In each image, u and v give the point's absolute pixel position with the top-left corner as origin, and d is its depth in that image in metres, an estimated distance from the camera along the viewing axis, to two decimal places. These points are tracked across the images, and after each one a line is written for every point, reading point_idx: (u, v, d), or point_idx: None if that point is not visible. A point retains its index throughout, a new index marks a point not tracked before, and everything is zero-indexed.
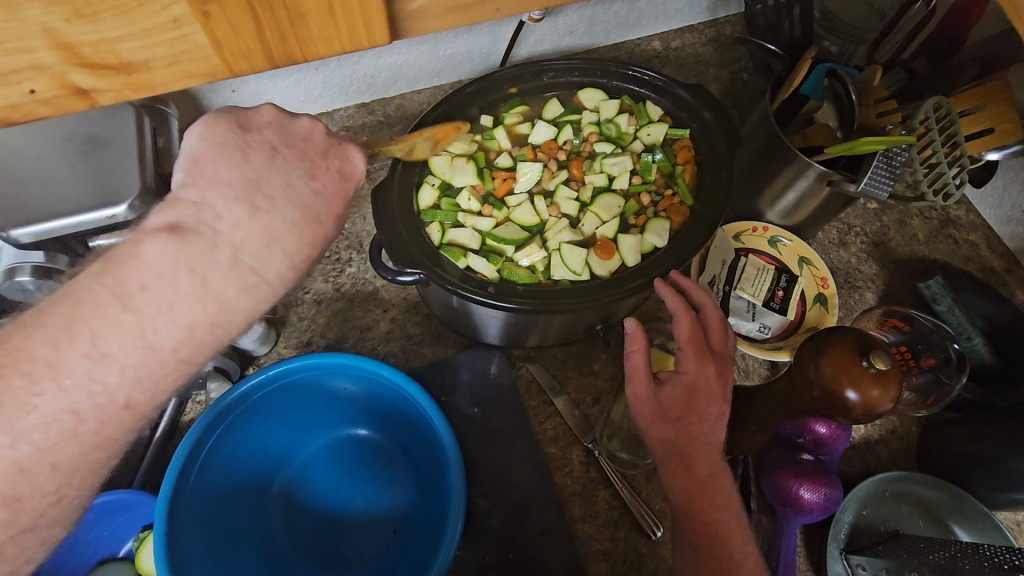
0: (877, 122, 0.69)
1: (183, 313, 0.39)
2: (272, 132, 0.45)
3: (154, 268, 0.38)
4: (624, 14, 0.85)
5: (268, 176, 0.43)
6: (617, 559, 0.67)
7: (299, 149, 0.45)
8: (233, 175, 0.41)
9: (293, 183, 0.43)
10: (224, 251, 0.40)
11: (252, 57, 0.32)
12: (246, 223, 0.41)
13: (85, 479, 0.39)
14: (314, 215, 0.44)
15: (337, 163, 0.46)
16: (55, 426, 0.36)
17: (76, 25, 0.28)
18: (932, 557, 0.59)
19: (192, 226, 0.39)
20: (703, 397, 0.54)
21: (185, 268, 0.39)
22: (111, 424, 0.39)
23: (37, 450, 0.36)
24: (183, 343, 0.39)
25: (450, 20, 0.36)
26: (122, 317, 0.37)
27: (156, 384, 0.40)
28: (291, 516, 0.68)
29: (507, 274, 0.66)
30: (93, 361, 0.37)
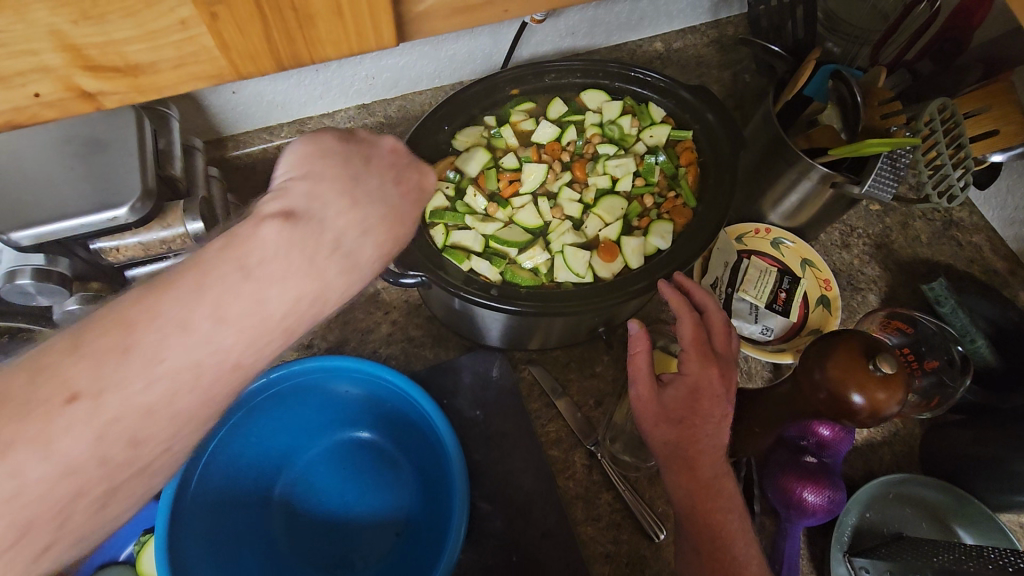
0: (881, 124, 0.69)
1: (291, 292, 0.36)
2: (364, 145, 0.44)
3: (269, 246, 0.36)
4: (626, 15, 0.85)
5: (364, 179, 0.41)
6: (620, 562, 0.67)
7: (386, 160, 0.44)
8: (337, 179, 0.40)
9: (385, 191, 0.42)
10: (329, 236, 0.38)
11: (259, 59, 0.32)
12: (349, 213, 0.39)
13: (191, 434, 0.36)
14: (399, 222, 0.42)
15: (421, 177, 0.45)
16: (175, 380, 0.33)
17: (82, 27, 0.27)
18: (937, 559, 0.58)
19: (304, 212, 0.38)
20: (706, 399, 0.54)
21: (298, 253, 0.36)
22: (222, 380, 0.35)
23: (152, 406, 0.33)
24: (290, 315, 0.37)
25: (457, 22, 0.36)
26: (245, 285, 0.35)
27: (263, 350, 0.36)
28: (292, 521, 0.67)
29: (510, 276, 0.65)
30: (214, 325, 0.34)
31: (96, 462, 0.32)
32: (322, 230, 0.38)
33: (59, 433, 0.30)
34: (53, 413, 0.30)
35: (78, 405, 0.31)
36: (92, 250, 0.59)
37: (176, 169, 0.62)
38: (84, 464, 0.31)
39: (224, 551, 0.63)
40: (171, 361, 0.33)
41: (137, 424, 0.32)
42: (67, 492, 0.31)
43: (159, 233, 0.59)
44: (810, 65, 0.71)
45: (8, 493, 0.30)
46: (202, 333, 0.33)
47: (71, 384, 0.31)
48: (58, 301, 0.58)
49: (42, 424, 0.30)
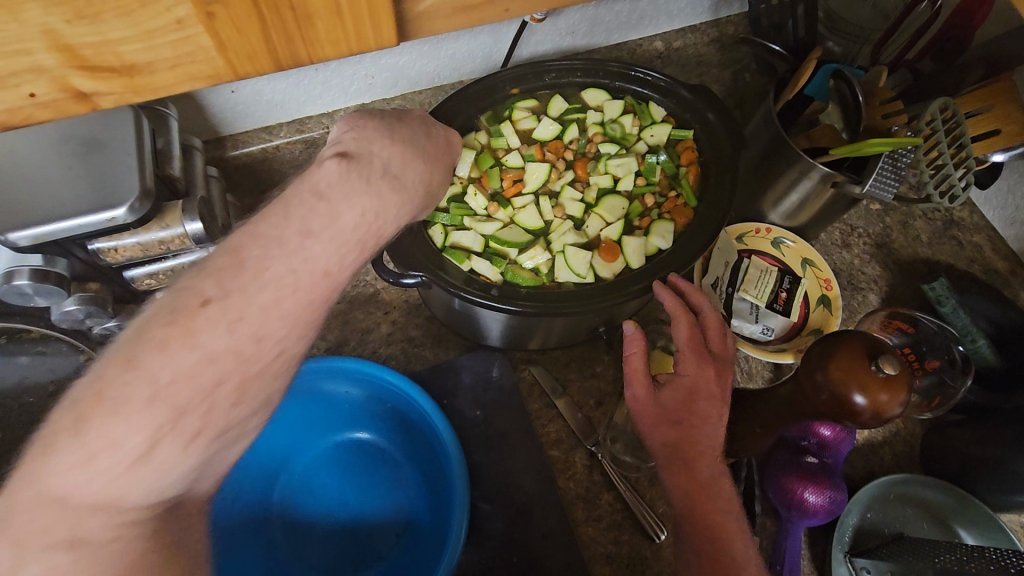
0: (883, 124, 0.69)
1: (361, 209, 0.41)
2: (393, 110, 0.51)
3: (334, 174, 0.41)
4: (626, 15, 0.84)
5: (398, 128, 0.48)
6: (621, 562, 0.67)
7: (413, 120, 0.51)
8: (381, 127, 0.46)
9: (417, 139, 0.49)
10: (380, 165, 0.44)
11: (257, 59, 0.32)
12: (393, 149, 0.45)
13: (299, 338, 0.40)
14: (430, 164, 0.49)
15: (441, 131, 0.53)
16: (281, 282, 0.37)
17: (77, 26, 0.27)
18: (938, 560, 0.58)
19: (356, 151, 0.43)
20: (703, 400, 0.54)
21: (360, 179, 0.42)
22: (316, 288, 0.39)
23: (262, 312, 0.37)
24: (362, 228, 0.41)
25: (458, 21, 0.35)
26: (320, 205, 0.39)
27: (348, 260, 0.41)
28: (291, 523, 0.67)
29: (511, 276, 0.65)
30: (305, 236, 0.39)
31: (229, 355, 0.36)
32: (375, 164, 0.44)
33: (197, 331, 0.35)
34: (193, 315, 0.35)
35: (211, 307, 0.35)
36: (90, 251, 0.58)
37: (175, 169, 0.62)
38: (221, 356, 0.35)
39: (224, 553, 0.63)
40: (278, 264, 0.37)
41: (258, 320, 0.37)
42: (208, 381, 0.35)
43: (158, 233, 0.59)
44: (813, 63, 0.70)
45: (160, 384, 0.34)
46: (295, 241, 0.38)
47: (202, 291, 0.35)
48: (56, 302, 0.58)
49: (186, 322, 0.34)
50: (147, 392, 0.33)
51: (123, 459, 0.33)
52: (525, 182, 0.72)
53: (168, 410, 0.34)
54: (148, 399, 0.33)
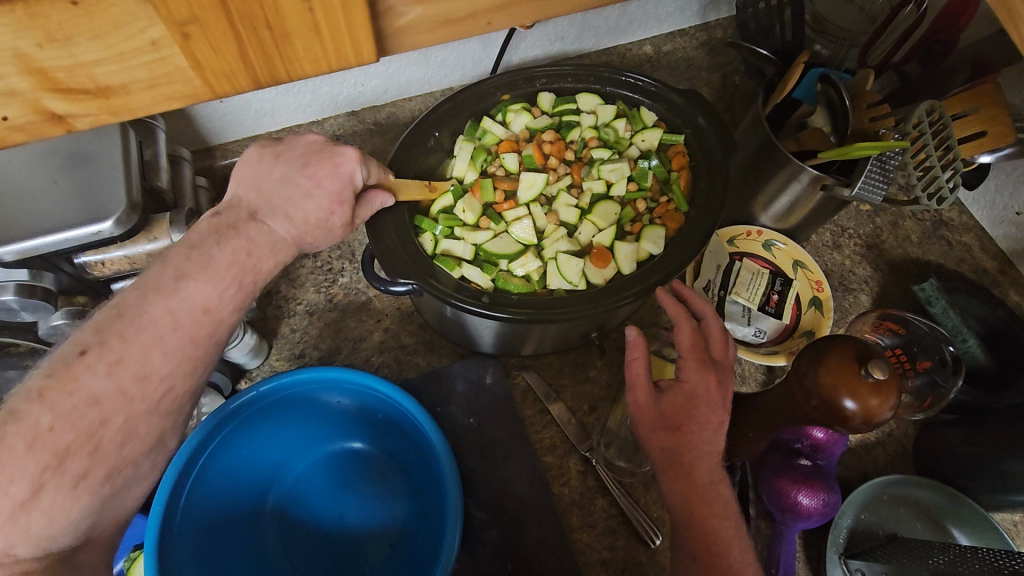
0: (870, 127, 0.69)
1: (233, 247, 0.48)
2: (279, 146, 0.55)
3: (200, 231, 0.48)
4: (615, 20, 0.85)
5: (268, 174, 0.52)
6: (616, 568, 0.67)
7: (297, 153, 0.54)
8: (254, 174, 0.52)
9: (291, 173, 0.52)
10: (244, 214, 0.50)
11: (235, 78, 0.32)
12: (255, 199, 0.51)
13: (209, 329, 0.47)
14: (310, 193, 0.51)
15: (329, 156, 0.53)
16: (157, 324, 0.44)
17: (49, 50, 0.27)
18: (932, 561, 0.58)
19: (229, 208, 0.51)
20: (703, 406, 0.54)
21: (226, 227, 0.49)
22: (196, 321, 0.45)
23: (149, 343, 0.43)
24: (235, 265, 0.47)
25: (441, 34, 0.35)
26: (192, 252, 0.46)
27: (224, 297, 0.47)
28: (285, 531, 0.67)
29: (501, 283, 0.65)
30: (178, 281, 0.45)
31: (113, 394, 0.42)
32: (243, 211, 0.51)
33: (79, 375, 0.41)
34: (72, 364, 0.41)
35: (88, 355, 0.42)
36: (76, 265, 0.58)
37: (161, 180, 0.62)
38: (104, 396, 0.42)
39: (214, 567, 0.62)
40: (154, 309, 0.44)
41: (139, 361, 0.43)
42: (93, 420, 0.41)
43: (146, 246, 0.58)
44: (800, 69, 0.71)
45: (42, 428, 0.40)
46: (170, 287, 0.45)
47: (82, 342, 0.42)
48: (42, 317, 0.57)
49: (66, 371, 0.41)
50: (27, 438, 0.39)
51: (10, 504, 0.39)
52: (521, 191, 0.71)
53: (53, 449, 0.40)
54: (25, 448, 0.39)
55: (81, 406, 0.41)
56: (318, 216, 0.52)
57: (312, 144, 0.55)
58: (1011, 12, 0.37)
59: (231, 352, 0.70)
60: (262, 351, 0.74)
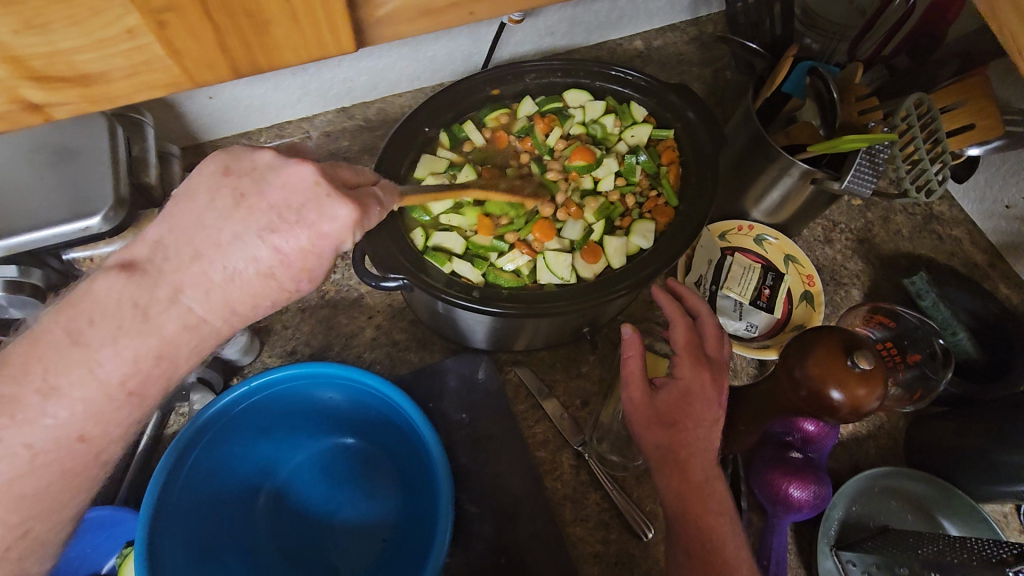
0: (860, 120, 0.70)
1: (128, 355, 0.39)
2: (249, 180, 0.40)
3: (101, 305, 0.38)
4: (605, 15, 0.85)
5: (217, 230, 0.39)
6: (609, 562, 0.67)
7: (268, 203, 0.39)
8: (198, 222, 0.39)
9: (247, 237, 0.39)
10: (165, 288, 0.39)
11: (214, 67, 0.32)
12: (187, 269, 0.39)
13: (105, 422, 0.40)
14: (271, 270, 0.40)
15: (313, 219, 0.39)
16: (12, 458, 0.38)
17: (25, 38, 0.27)
18: (921, 552, 0.59)
19: (143, 263, 0.39)
20: (697, 402, 0.54)
21: (130, 308, 0.38)
22: (66, 451, 0.40)
23: (1, 481, 0.38)
24: (132, 376, 0.39)
25: (422, 25, 0.35)
26: (72, 352, 0.38)
27: (109, 421, 0.40)
28: (279, 523, 0.67)
29: (492, 278, 0.65)
30: (45, 401, 0.38)
31: None
32: (162, 282, 0.39)
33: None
34: None
35: None
36: (65, 261, 0.58)
37: (150, 176, 0.61)
38: None
39: (208, 559, 0.62)
40: (3, 439, 0.37)
41: None
42: None
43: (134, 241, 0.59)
44: (790, 62, 0.71)
45: None
46: (33, 408, 0.38)
47: None
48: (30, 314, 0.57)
49: None
50: None
51: None
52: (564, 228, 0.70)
53: None
54: None
55: None
56: (270, 294, 0.41)
57: (293, 187, 0.40)
58: (992, 6, 0.37)
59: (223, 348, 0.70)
60: (253, 348, 0.74)
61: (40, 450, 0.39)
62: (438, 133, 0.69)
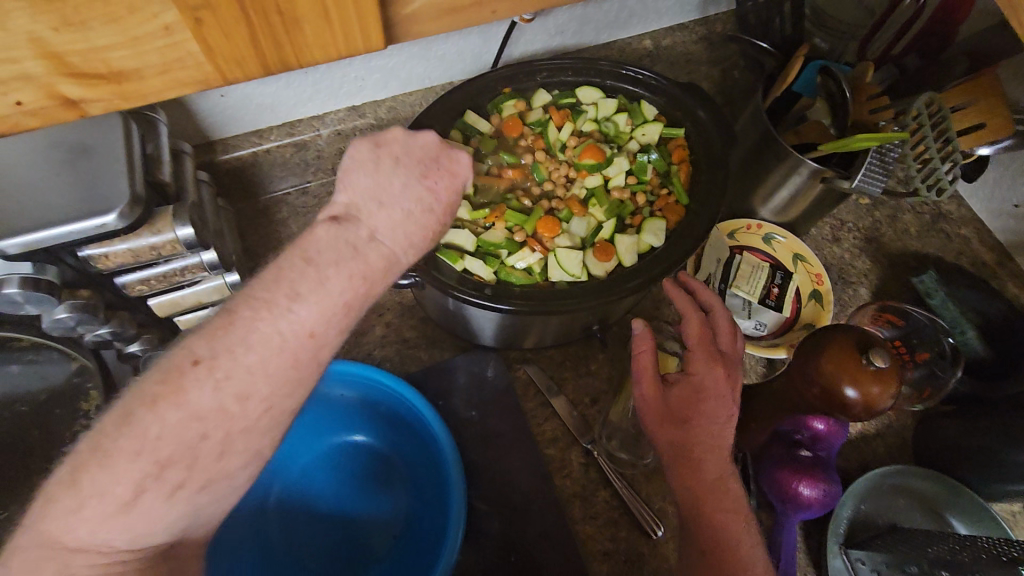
0: (871, 120, 0.71)
1: (348, 273, 0.37)
2: (395, 145, 0.43)
3: (320, 242, 0.38)
4: (615, 14, 0.85)
5: (387, 185, 0.41)
6: (618, 559, 0.67)
7: (415, 157, 0.43)
8: (371, 181, 0.40)
9: (412, 184, 0.41)
10: (364, 228, 0.39)
11: (245, 64, 0.32)
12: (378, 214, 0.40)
13: (334, 327, 0.37)
14: (435, 211, 0.42)
15: (449, 166, 0.43)
16: (268, 343, 0.35)
17: (63, 35, 0.27)
18: (931, 550, 0.59)
19: (349, 214, 0.39)
20: (712, 399, 0.53)
21: (344, 243, 0.38)
22: (305, 350, 0.36)
23: (261, 362, 0.35)
24: (351, 292, 0.37)
25: (446, 23, 0.36)
26: (306, 268, 0.36)
27: (338, 325, 0.37)
28: (290, 521, 0.67)
29: (504, 276, 0.65)
30: (293, 299, 0.35)
31: (214, 413, 0.34)
32: (367, 223, 0.39)
33: (181, 387, 0.33)
34: (183, 375, 0.33)
35: (199, 368, 0.34)
36: (80, 258, 0.58)
37: (164, 175, 0.62)
38: (207, 414, 0.34)
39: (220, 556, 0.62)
40: (265, 326, 0.35)
41: (245, 379, 0.34)
42: (193, 435, 0.34)
43: (149, 239, 0.59)
44: (799, 62, 0.71)
45: (148, 437, 0.33)
46: (282, 307, 0.35)
47: (193, 350, 0.34)
48: (45, 311, 0.57)
49: (175, 382, 0.33)
50: (134, 444, 0.33)
51: (111, 505, 0.33)
52: (569, 227, 0.71)
53: (151, 461, 0.33)
54: (133, 454, 0.33)
55: (184, 422, 0.33)
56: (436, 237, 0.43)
57: (428, 147, 0.44)
58: (1013, 8, 0.37)
59: None
60: None
61: (290, 343, 0.35)
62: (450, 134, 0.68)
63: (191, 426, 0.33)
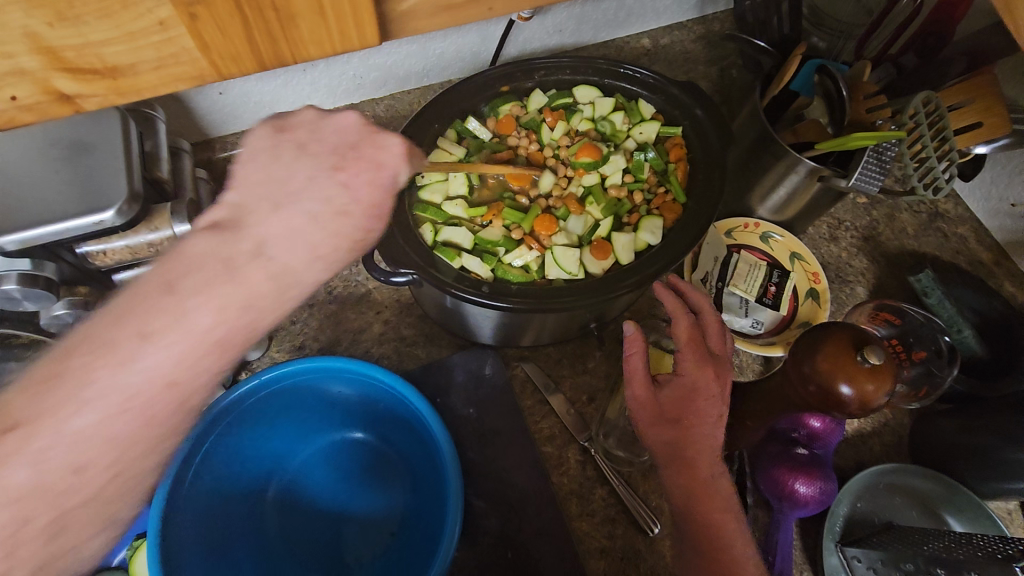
0: (866, 118, 0.70)
1: (211, 302, 0.40)
2: (302, 134, 0.47)
3: (188, 263, 0.40)
4: (613, 13, 0.85)
5: (292, 177, 0.45)
6: (615, 556, 0.67)
7: (329, 148, 0.47)
8: (271, 172, 0.45)
9: (319, 176, 0.45)
10: (248, 241, 0.42)
11: (241, 60, 0.32)
12: (271, 220, 0.43)
13: (192, 369, 0.40)
14: (343, 206, 0.45)
15: (371, 153, 0.48)
16: (108, 399, 0.38)
17: (58, 29, 0.27)
18: (927, 548, 0.59)
19: (228, 223, 0.42)
20: (702, 400, 0.54)
21: (219, 259, 0.41)
22: (158, 397, 0.39)
23: (101, 420, 0.38)
24: (222, 326, 0.40)
25: (442, 19, 0.36)
26: (167, 300, 0.39)
27: (197, 366, 0.40)
28: (288, 517, 0.68)
29: (500, 274, 0.65)
30: (139, 346, 0.38)
31: (33, 488, 0.37)
32: (242, 239, 0.42)
33: (5, 459, 0.36)
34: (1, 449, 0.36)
35: (20, 435, 0.36)
36: (79, 255, 0.59)
37: (162, 171, 0.62)
38: (29, 492, 0.37)
39: (217, 552, 0.62)
40: (102, 381, 0.38)
41: (71, 448, 0.37)
42: (12, 518, 0.37)
43: (146, 235, 0.59)
44: (797, 60, 0.71)
45: None
46: (122, 361, 0.38)
47: (14, 416, 0.36)
48: (44, 307, 0.57)
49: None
50: None
51: None
52: (567, 224, 0.71)
53: None
54: None
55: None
56: (345, 236, 0.46)
57: (345, 134, 0.48)
58: (1009, 9, 0.37)
59: None
60: (261, 343, 0.74)
61: (134, 396, 0.38)
62: (444, 132, 0.70)
63: (10, 507, 0.36)
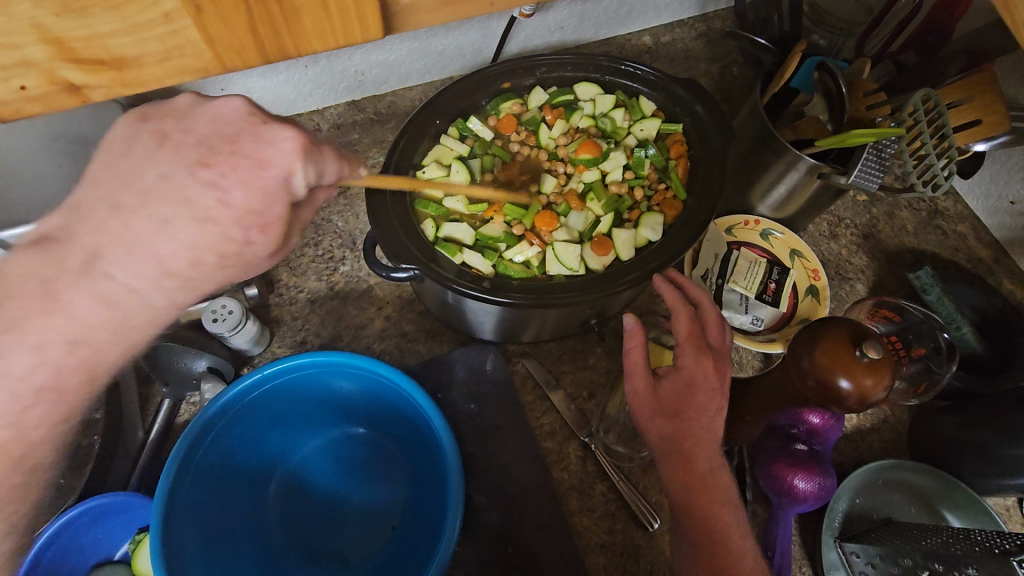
0: (866, 115, 0.70)
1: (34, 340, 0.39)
2: (172, 122, 0.42)
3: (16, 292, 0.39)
4: (614, 10, 0.86)
5: (141, 177, 0.40)
6: (615, 551, 0.67)
7: (193, 142, 0.41)
8: (121, 170, 0.41)
9: (176, 175, 0.40)
10: (77, 257, 0.40)
11: (245, 53, 0.32)
12: (103, 235, 0.40)
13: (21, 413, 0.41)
14: (208, 215, 0.40)
15: (253, 148, 0.41)
16: None
17: (65, 20, 0.27)
18: (925, 543, 0.60)
19: (58, 238, 0.40)
20: (701, 393, 0.54)
21: (37, 282, 0.39)
22: None
23: None
24: (46, 365, 0.40)
25: (445, 13, 0.36)
26: None
27: (24, 411, 0.41)
28: (291, 510, 0.68)
29: (501, 270, 0.66)
30: None
31: None
32: (73, 256, 0.40)
33: None
34: None
35: None
36: None
37: None
38: None
39: (220, 545, 0.62)
40: None
41: None
42: None
43: None
44: (797, 58, 0.72)
45: None
46: None
47: None
48: None
49: None
50: None
51: None
52: (568, 220, 0.71)
53: None
54: None
55: None
56: (217, 245, 0.41)
57: (224, 122, 0.42)
58: (1009, 5, 0.37)
59: (233, 338, 0.70)
60: (263, 338, 0.74)
61: None
62: (446, 129, 0.70)
63: None
